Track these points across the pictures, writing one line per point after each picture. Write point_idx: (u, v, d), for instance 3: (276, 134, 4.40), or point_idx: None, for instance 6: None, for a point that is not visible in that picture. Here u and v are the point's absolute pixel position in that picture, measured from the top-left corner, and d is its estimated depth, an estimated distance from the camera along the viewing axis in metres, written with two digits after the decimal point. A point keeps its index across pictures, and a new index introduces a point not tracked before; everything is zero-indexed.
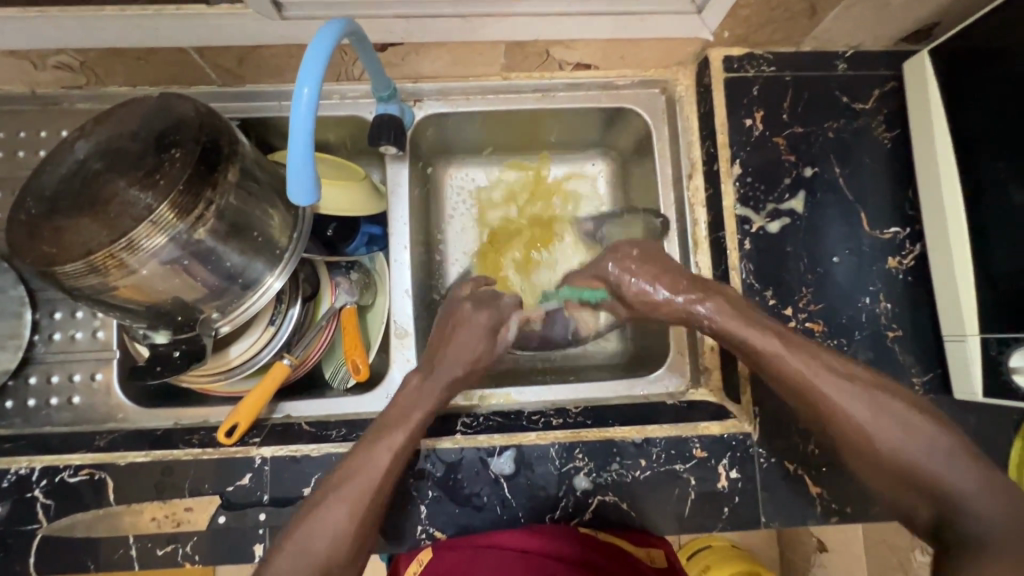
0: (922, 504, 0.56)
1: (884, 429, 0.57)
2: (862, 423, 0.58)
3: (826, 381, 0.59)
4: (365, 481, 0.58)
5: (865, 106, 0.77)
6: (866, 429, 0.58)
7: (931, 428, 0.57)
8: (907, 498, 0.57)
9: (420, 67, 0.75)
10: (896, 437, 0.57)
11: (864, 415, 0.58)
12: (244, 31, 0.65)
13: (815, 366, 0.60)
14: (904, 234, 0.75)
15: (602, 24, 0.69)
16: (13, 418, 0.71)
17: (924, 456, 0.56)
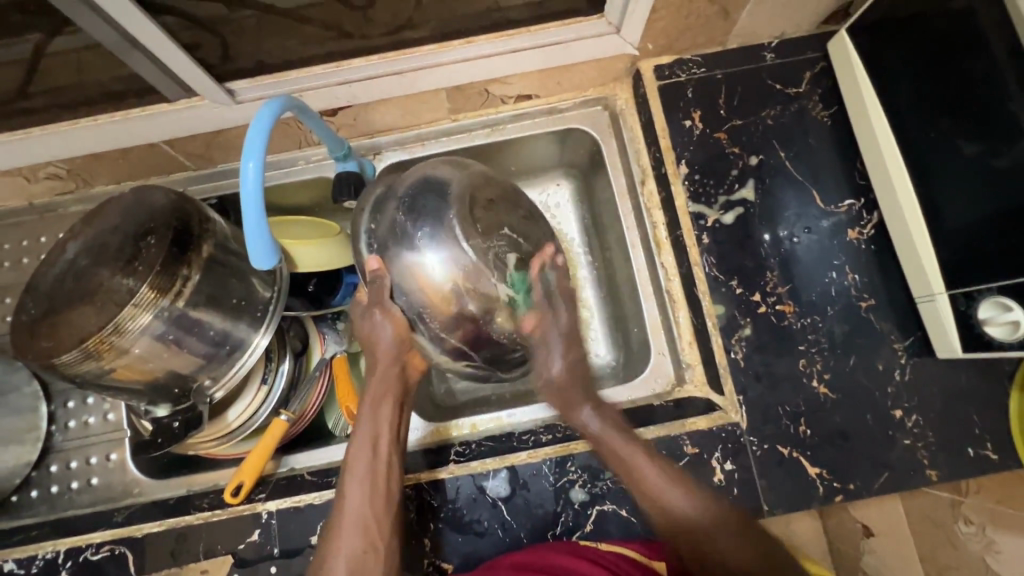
0: (690, 563, 0.61)
1: (673, 512, 0.61)
2: (646, 490, 0.63)
3: (646, 466, 0.64)
4: (337, 541, 0.60)
5: (799, 89, 0.79)
6: (656, 500, 0.63)
7: (682, 484, 0.63)
8: (685, 555, 0.61)
9: (373, 124, 0.80)
10: (681, 520, 0.61)
11: (648, 478, 0.63)
12: (206, 120, 0.71)
13: (623, 438, 0.66)
14: (859, 204, 0.76)
15: (528, 58, 0.74)
16: (38, 506, 0.75)
17: (693, 523, 0.61)
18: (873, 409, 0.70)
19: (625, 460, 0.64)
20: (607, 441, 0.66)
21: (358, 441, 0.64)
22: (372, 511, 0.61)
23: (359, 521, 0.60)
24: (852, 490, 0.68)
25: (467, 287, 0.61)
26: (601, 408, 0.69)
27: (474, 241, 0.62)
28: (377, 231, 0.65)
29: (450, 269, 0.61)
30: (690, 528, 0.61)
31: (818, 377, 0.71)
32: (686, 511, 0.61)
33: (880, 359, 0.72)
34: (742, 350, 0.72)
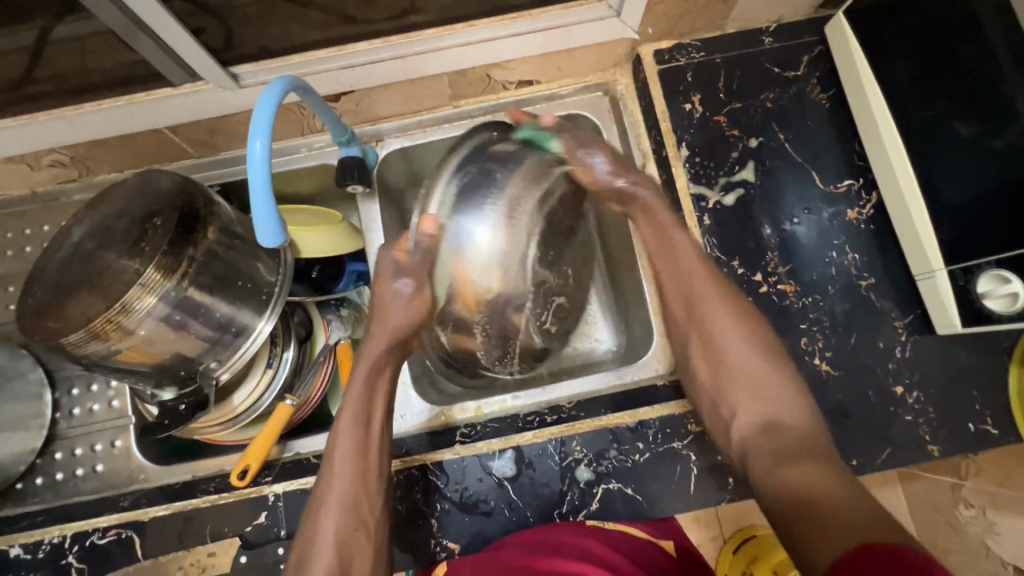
0: (745, 429, 0.60)
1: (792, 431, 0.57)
2: (722, 355, 0.64)
3: (749, 364, 0.62)
4: (322, 520, 0.59)
5: (797, 73, 0.80)
6: (732, 357, 0.63)
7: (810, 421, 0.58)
8: (733, 410, 0.62)
9: (376, 110, 0.81)
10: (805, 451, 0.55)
11: (727, 343, 0.64)
12: (210, 105, 0.72)
13: (743, 341, 0.63)
14: (858, 185, 0.77)
15: (530, 42, 0.75)
16: (44, 494, 0.75)
17: (769, 394, 0.61)
18: (874, 386, 0.71)
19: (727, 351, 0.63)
20: (715, 325, 0.64)
21: (350, 415, 0.63)
22: (360, 490, 0.61)
23: (347, 500, 0.60)
24: (855, 466, 0.69)
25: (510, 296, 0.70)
26: (748, 313, 0.65)
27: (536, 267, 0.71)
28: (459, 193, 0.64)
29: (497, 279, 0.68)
30: (771, 413, 0.60)
31: (820, 355, 0.72)
32: (749, 376, 0.62)
33: (881, 336, 0.72)
34: None
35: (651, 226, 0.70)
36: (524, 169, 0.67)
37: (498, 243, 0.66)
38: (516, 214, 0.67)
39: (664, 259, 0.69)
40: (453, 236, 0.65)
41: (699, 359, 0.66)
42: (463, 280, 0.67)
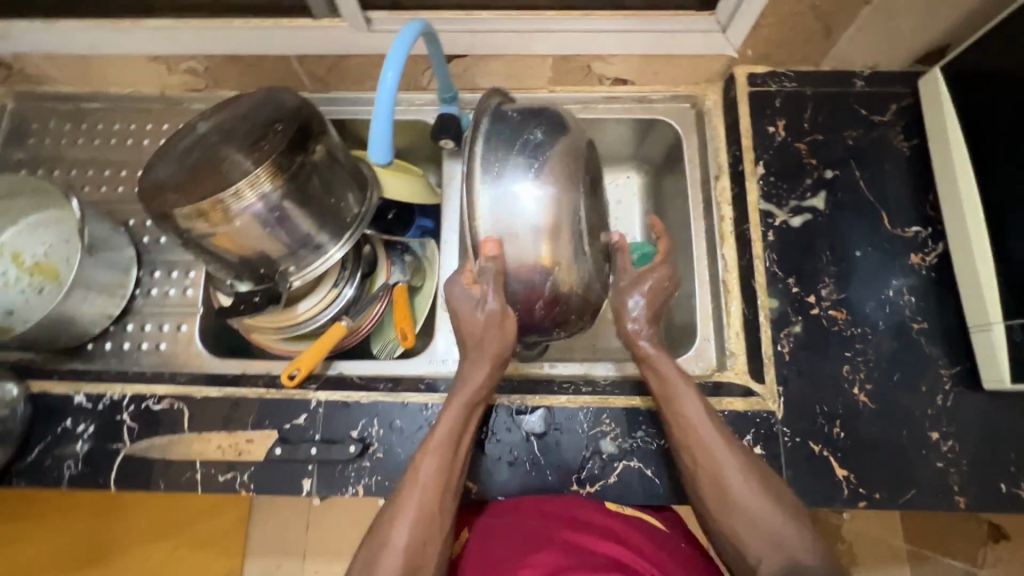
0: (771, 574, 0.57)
1: (771, 527, 0.59)
2: (729, 488, 0.61)
3: (728, 458, 0.62)
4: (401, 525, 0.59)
5: (883, 118, 0.83)
6: (744, 509, 0.60)
7: (786, 504, 0.60)
8: (756, 556, 0.58)
9: (479, 79, 0.88)
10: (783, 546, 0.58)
11: (738, 483, 0.61)
12: (339, 42, 0.79)
13: (722, 436, 0.64)
14: (926, 233, 0.78)
15: (637, 39, 0.81)
16: (109, 358, 0.82)
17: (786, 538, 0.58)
18: (909, 426, 0.71)
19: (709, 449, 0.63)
20: (710, 443, 0.63)
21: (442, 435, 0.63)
22: (434, 507, 0.61)
23: (422, 512, 0.60)
24: (877, 500, 0.69)
25: (558, 255, 0.66)
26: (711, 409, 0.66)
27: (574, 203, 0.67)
28: (484, 197, 0.64)
29: (544, 222, 0.65)
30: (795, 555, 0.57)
31: (860, 386, 0.73)
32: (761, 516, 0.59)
33: (924, 381, 0.73)
34: (788, 345, 0.75)
35: (654, 377, 0.69)
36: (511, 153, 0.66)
37: (564, 185, 0.66)
38: (543, 177, 0.66)
39: (669, 410, 0.66)
40: (510, 201, 0.64)
41: (677, 440, 0.66)
42: (520, 261, 0.65)
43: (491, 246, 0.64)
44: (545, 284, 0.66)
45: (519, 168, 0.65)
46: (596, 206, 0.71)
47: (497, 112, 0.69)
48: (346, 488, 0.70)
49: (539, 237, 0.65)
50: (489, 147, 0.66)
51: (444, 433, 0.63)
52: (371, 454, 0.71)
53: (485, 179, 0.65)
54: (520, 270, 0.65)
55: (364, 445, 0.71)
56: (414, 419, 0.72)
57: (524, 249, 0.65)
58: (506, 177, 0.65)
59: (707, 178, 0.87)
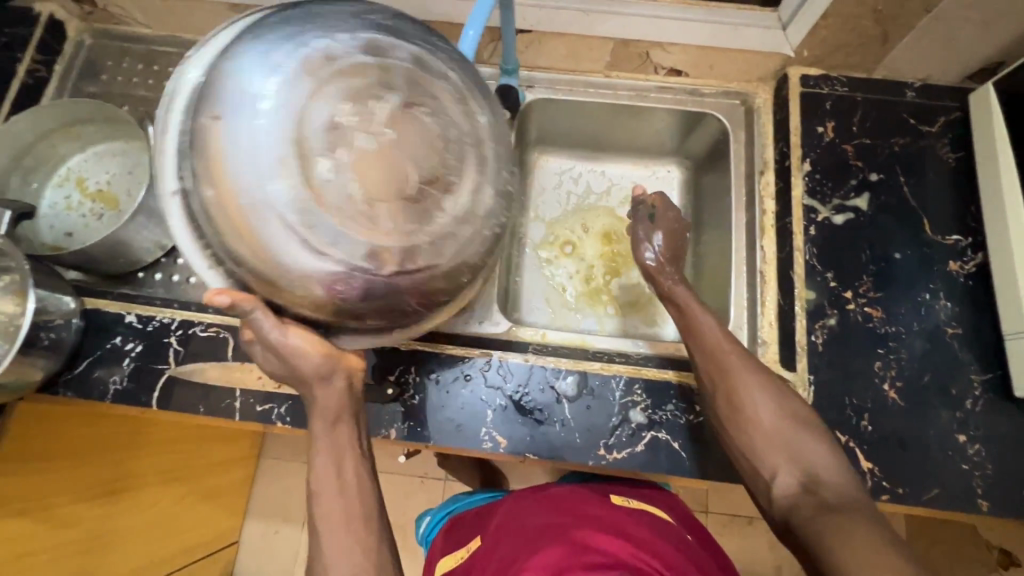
0: (787, 485, 0.59)
1: (784, 443, 0.61)
2: (743, 400, 0.65)
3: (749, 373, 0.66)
4: (330, 529, 0.56)
5: (931, 128, 0.85)
6: (759, 422, 0.63)
7: (800, 416, 0.63)
8: (771, 468, 0.61)
9: (539, 57, 0.91)
10: (798, 459, 0.60)
11: (753, 396, 0.64)
12: (413, 6, 0.83)
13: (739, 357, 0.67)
14: (966, 242, 0.80)
15: (696, 30, 0.84)
16: (157, 287, 0.84)
17: (804, 451, 0.60)
18: (937, 426, 0.72)
19: (726, 366, 0.67)
20: (726, 363, 0.67)
21: (322, 466, 0.58)
22: (349, 540, 0.56)
23: (338, 550, 0.55)
24: (900, 495, 0.70)
25: (270, 198, 0.47)
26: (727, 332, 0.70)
27: (333, 107, 0.48)
28: (192, 128, 0.49)
29: (238, 138, 0.47)
30: (811, 467, 0.59)
31: (890, 382, 0.74)
32: (776, 430, 0.62)
33: (955, 384, 0.74)
34: (822, 336, 0.76)
35: (672, 308, 0.76)
36: (270, 58, 0.49)
37: (306, 135, 0.47)
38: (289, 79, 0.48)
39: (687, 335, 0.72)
40: (224, 121, 0.48)
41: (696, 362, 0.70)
42: (229, 198, 0.47)
43: (224, 197, 0.47)
44: (306, 235, 0.47)
45: (219, 138, 0.48)
46: (370, 127, 0.48)
47: (235, 37, 0.52)
48: (379, 429, 0.72)
49: (264, 235, 0.47)
50: (247, 59, 0.50)
51: (322, 466, 0.57)
52: (407, 399, 0.73)
53: (189, 176, 0.49)
54: (223, 203, 0.48)
55: (401, 390, 0.74)
56: (451, 371, 0.75)
57: (229, 177, 0.47)
58: (229, 88, 0.49)
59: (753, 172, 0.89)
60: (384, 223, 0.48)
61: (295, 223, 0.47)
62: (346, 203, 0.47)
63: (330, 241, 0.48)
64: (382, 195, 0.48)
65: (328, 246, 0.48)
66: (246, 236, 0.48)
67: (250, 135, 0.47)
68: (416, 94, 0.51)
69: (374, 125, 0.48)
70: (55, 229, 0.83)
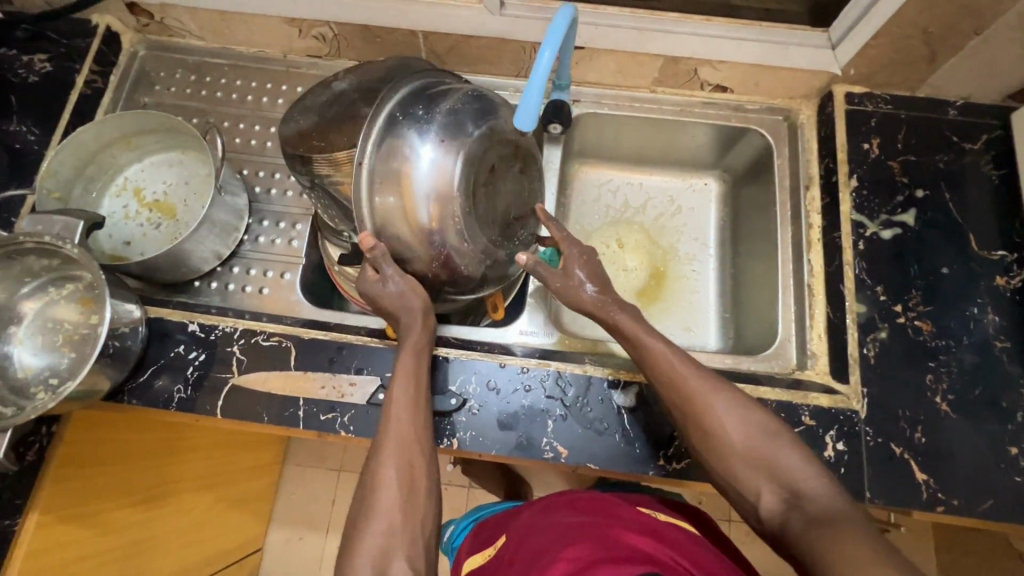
0: (772, 505, 0.57)
1: (755, 458, 0.59)
2: (708, 420, 0.62)
3: (705, 394, 0.63)
4: (391, 453, 0.62)
5: (974, 146, 0.87)
6: (727, 441, 0.60)
7: (772, 426, 0.60)
8: (755, 489, 0.58)
9: (589, 73, 0.93)
10: (774, 470, 0.58)
11: (715, 414, 0.62)
12: (470, 23, 0.85)
13: (695, 374, 0.65)
14: (1012, 257, 0.81)
15: (747, 48, 0.86)
16: (213, 296, 0.85)
17: (780, 466, 0.57)
18: (989, 439, 0.73)
19: (681, 386, 0.64)
20: (680, 382, 0.65)
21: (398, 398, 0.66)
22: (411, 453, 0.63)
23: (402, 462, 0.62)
24: (955, 507, 0.71)
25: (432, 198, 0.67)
26: (678, 350, 0.67)
27: (483, 160, 0.71)
28: (399, 124, 0.68)
29: (432, 157, 0.67)
30: (793, 483, 0.56)
31: (942, 395, 0.75)
32: (748, 448, 0.59)
33: (1005, 397, 0.75)
34: (874, 349, 0.77)
35: (621, 337, 0.72)
36: (448, 105, 0.70)
37: (449, 156, 0.68)
38: (460, 127, 0.69)
39: (639, 358, 0.69)
40: (419, 134, 0.68)
41: (655, 385, 0.68)
42: (406, 188, 0.67)
43: (403, 185, 0.67)
44: (447, 235, 0.69)
45: (421, 137, 0.68)
46: (498, 187, 0.73)
47: (423, 79, 0.73)
48: (442, 439, 0.73)
49: (423, 205, 0.68)
50: (428, 96, 0.71)
51: (404, 385, 0.67)
52: (468, 409, 0.74)
53: (377, 143, 0.68)
54: (400, 188, 0.67)
55: (462, 400, 0.75)
56: (511, 381, 0.76)
57: (413, 177, 0.67)
58: (428, 117, 0.69)
59: (798, 186, 0.91)
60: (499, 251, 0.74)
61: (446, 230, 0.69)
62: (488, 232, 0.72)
63: (462, 251, 0.71)
64: (494, 216, 0.73)
65: (458, 254, 0.71)
66: (405, 222, 0.68)
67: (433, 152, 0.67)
68: (521, 164, 0.77)
69: (480, 167, 0.71)
70: (114, 239, 0.84)
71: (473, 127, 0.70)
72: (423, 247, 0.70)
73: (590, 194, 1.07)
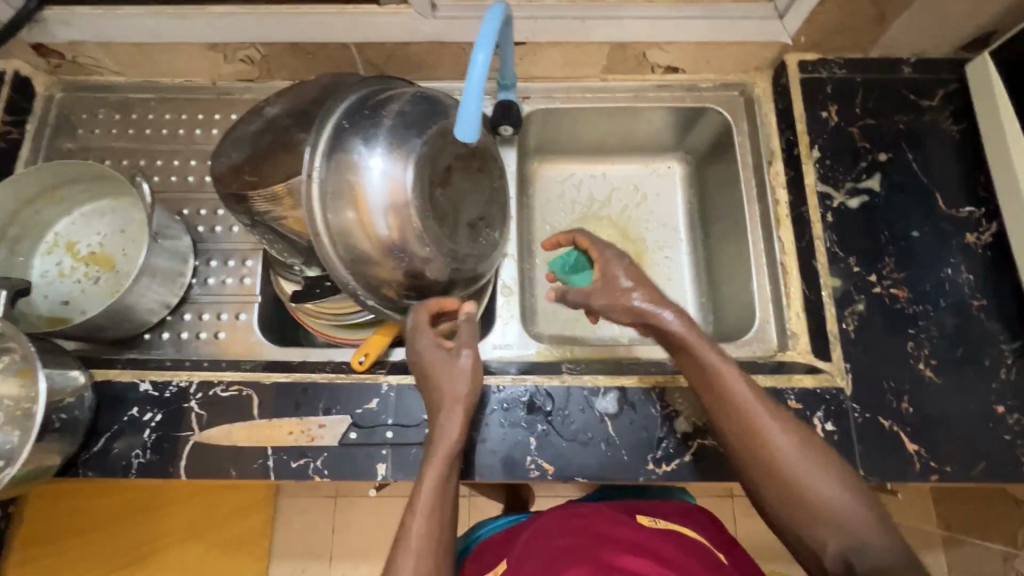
0: (837, 557, 0.55)
1: (824, 507, 0.57)
2: (780, 466, 0.59)
3: (780, 436, 0.60)
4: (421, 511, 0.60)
5: (932, 102, 0.85)
6: (795, 485, 0.59)
7: (844, 479, 0.59)
8: (820, 540, 0.57)
9: (535, 68, 0.89)
10: (843, 521, 0.56)
11: (789, 459, 0.59)
12: (402, 29, 0.80)
13: (769, 413, 0.62)
14: (980, 213, 0.80)
15: (692, 27, 0.83)
16: (166, 348, 0.81)
17: (845, 517, 0.56)
18: (975, 400, 0.72)
19: (756, 424, 0.61)
20: (755, 421, 0.61)
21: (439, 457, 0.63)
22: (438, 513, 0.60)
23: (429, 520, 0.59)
24: (948, 473, 0.70)
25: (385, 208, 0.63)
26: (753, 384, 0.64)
27: (436, 161, 0.66)
28: (341, 137, 0.63)
29: (379, 165, 0.63)
30: (858, 536, 0.55)
31: (925, 361, 0.74)
32: (818, 498, 0.57)
33: (986, 356, 0.74)
34: (853, 323, 0.76)
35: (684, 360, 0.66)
36: (391, 109, 0.66)
37: (399, 160, 0.63)
38: (405, 129, 0.64)
39: (706, 388, 0.65)
40: (362, 141, 0.63)
41: (719, 419, 0.64)
42: (359, 202, 0.62)
43: (355, 199, 0.62)
44: (409, 243, 0.64)
45: (365, 145, 0.63)
46: (456, 188, 0.68)
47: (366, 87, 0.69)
48: None
49: (379, 215, 0.63)
50: (371, 103, 0.66)
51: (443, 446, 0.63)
52: None
53: (326, 154, 0.63)
54: (352, 203, 0.62)
55: None
56: (488, 401, 0.73)
57: (363, 189, 0.62)
58: (370, 124, 0.64)
59: (761, 162, 0.88)
60: (465, 254, 0.70)
61: (407, 239, 0.64)
62: (450, 236, 0.68)
63: (427, 259, 0.66)
64: (455, 218, 0.68)
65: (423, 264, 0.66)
66: (363, 237, 0.63)
67: (380, 161, 0.63)
68: (479, 162, 0.72)
69: (436, 169, 0.66)
70: (49, 300, 0.79)
71: (427, 128, 0.65)
72: (383, 261, 0.65)
73: (554, 192, 1.04)
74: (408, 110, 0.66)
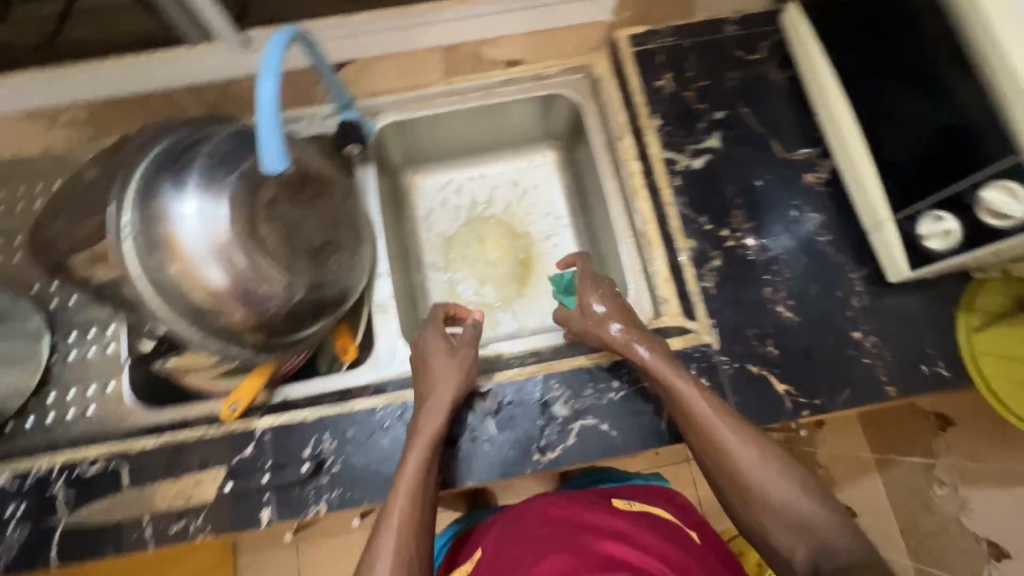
0: (804, 561, 0.57)
1: (784, 506, 0.59)
2: (744, 474, 0.61)
3: (738, 445, 0.62)
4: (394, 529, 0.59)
5: (758, 55, 0.88)
6: (757, 494, 0.61)
7: (802, 480, 0.61)
8: (786, 544, 0.59)
9: (375, 82, 0.89)
10: (802, 519, 0.58)
11: (751, 466, 0.61)
12: (223, 67, 0.79)
13: (723, 424, 0.64)
14: (815, 153, 0.84)
15: (513, 21, 0.84)
16: (35, 435, 0.74)
17: (810, 521, 0.58)
18: (833, 331, 0.76)
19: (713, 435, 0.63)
20: (714, 433, 0.64)
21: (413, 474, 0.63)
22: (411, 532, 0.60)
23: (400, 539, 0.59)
24: (818, 406, 0.73)
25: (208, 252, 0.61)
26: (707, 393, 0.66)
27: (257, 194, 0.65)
28: (149, 188, 0.62)
29: (192, 210, 0.61)
30: (818, 535, 0.57)
31: (783, 303, 0.77)
32: (778, 502, 0.59)
33: (838, 287, 0.77)
34: (712, 280, 0.78)
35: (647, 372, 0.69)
36: (202, 151, 0.64)
37: (214, 201, 0.62)
38: (217, 169, 0.63)
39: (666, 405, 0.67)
40: (172, 189, 0.61)
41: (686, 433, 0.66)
42: (178, 250, 0.61)
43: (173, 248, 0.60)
44: (242, 281, 0.63)
45: (176, 192, 0.61)
46: (286, 216, 0.67)
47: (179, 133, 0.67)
48: (307, 508, 0.68)
49: (202, 260, 0.61)
50: (180, 149, 0.65)
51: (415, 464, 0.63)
52: (328, 469, 0.69)
53: (136, 206, 0.61)
54: (169, 252, 0.60)
55: (319, 461, 0.70)
56: (366, 425, 0.71)
57: (180, 238, 0.61)
58: (179, 170, 0.62)
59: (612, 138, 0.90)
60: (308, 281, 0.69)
61: (239, 278, 0.63)
62: (288, 266, 0.66)
63: (266, 292, 0.65)
64: (292, 246, 0.67)
65: (264, 299, 0.65)
66: (188, 284, 0.61)
67: (192, 206, 0.61)
68: (315, 188, 0.72)
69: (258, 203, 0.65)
70: None
71: (242, 161, 0.64)
72: (218, 304, 0.63)
73: (435, 201, 1.03)
74: (220, 149, 0.65)
